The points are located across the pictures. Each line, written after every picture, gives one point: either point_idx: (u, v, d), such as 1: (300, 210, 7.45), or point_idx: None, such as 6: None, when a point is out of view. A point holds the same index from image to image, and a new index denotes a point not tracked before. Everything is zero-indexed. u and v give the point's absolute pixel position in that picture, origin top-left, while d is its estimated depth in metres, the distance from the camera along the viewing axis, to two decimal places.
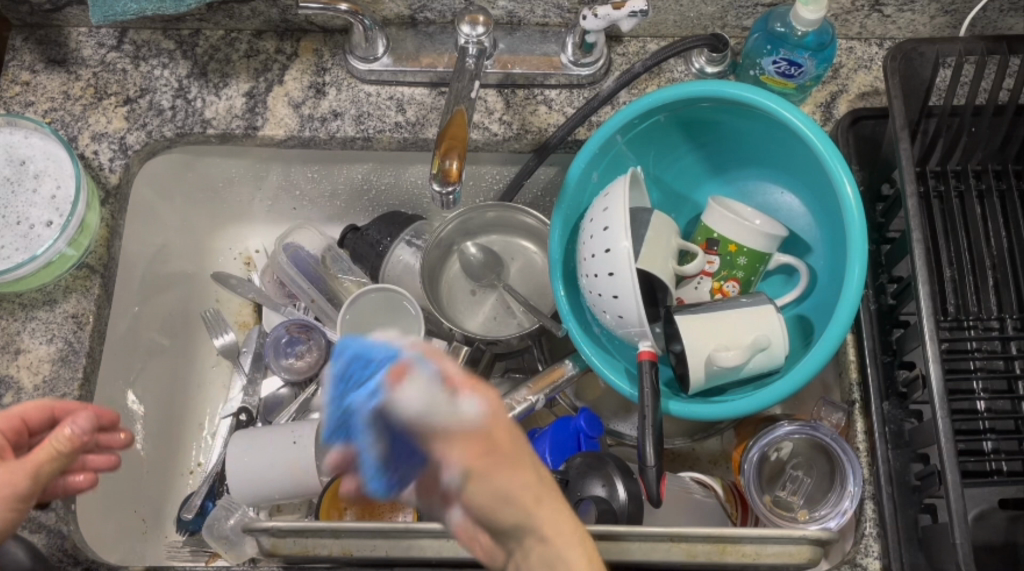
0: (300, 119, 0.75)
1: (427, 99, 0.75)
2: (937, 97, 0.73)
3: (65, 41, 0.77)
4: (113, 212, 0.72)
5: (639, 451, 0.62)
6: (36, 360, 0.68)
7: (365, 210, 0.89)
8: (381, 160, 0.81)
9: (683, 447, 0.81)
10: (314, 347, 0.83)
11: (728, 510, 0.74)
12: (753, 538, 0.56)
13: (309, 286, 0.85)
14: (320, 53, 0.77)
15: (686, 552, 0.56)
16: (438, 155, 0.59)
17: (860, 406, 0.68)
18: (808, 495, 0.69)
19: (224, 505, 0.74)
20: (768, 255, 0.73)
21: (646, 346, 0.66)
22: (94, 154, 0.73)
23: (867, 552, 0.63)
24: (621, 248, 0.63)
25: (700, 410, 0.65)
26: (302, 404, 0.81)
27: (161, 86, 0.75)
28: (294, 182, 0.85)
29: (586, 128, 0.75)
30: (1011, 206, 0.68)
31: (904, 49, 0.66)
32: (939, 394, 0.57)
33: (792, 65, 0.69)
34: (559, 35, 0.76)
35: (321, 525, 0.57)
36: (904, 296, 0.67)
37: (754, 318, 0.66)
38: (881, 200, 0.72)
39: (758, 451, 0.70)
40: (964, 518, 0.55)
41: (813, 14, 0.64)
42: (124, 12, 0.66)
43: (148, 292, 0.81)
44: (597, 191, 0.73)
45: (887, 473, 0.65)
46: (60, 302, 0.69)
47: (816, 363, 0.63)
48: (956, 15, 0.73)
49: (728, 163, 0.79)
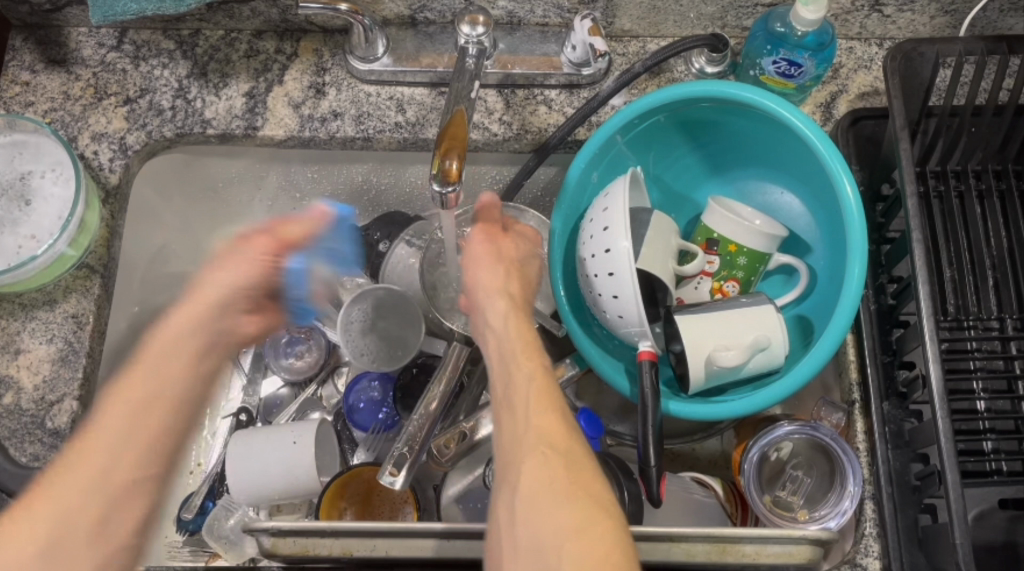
0: (300, 119, 0.75)
1: (427, 99, 0.76)
2: (937, 97, 0.73)
3: (65, 41, 0.77)
4: (113, 212, 0.72)
5: (640, 451, 0.62)
6: (36, 360, 0.68)
7: (365, 210, 0.89)
8: (380, 160, 0.81)
9: (682, 447, 0.81)
10: (313, 347, 0.86)
11: (728, 510, 0.74)
12: (754, 538, 0.57)
13: (308, 286, 0.83)
14: (320, 53, 0.77)
15: (685, 552, 0.56)
16: (438, 155, 0.58)
17: (860, 406, 0.68)
18: (808, 494, 0.69)
19: (224, 505, 0.75)
20: (768, 255, 0.73)
21: (647, 346, 0.65)
22: (94, 155, 0.73)
23: (867, 552, 0.63)
24: (620, 248, 0.63)
25: (700, 410, 0.65)
26: (301, 404, 0.82)
27: (161, 86, 0.75)
28: (295, 182, 0.85)
29: (586, 128, 0.75)
30: (1011, 206, 0.68)
31: (904, 49, 0.66)
32: (939, 393, 0.57)
33: (792, 65, 0.69)
34: (559, 35, 0.76)
35: (321, 525, 0.58)
36: (904, 297, 0.67)
37: (754, 317, 0.66)
38: (881, 200, 0.72)
39: (757, 451, 0.70)
40: (964, 518, 0.55)
41: (813, 14, 0.64)
42: (124, 12, 0.66)
43: (149, 292, 0.81)
44: (597, 191, 0.74)
45: (887, 473, 0.65)
46: (60, 302, 0.69)
47: (815, 363, 0.63)
48: (956, 15, 0.73)
49: (726, 162, 0.79)
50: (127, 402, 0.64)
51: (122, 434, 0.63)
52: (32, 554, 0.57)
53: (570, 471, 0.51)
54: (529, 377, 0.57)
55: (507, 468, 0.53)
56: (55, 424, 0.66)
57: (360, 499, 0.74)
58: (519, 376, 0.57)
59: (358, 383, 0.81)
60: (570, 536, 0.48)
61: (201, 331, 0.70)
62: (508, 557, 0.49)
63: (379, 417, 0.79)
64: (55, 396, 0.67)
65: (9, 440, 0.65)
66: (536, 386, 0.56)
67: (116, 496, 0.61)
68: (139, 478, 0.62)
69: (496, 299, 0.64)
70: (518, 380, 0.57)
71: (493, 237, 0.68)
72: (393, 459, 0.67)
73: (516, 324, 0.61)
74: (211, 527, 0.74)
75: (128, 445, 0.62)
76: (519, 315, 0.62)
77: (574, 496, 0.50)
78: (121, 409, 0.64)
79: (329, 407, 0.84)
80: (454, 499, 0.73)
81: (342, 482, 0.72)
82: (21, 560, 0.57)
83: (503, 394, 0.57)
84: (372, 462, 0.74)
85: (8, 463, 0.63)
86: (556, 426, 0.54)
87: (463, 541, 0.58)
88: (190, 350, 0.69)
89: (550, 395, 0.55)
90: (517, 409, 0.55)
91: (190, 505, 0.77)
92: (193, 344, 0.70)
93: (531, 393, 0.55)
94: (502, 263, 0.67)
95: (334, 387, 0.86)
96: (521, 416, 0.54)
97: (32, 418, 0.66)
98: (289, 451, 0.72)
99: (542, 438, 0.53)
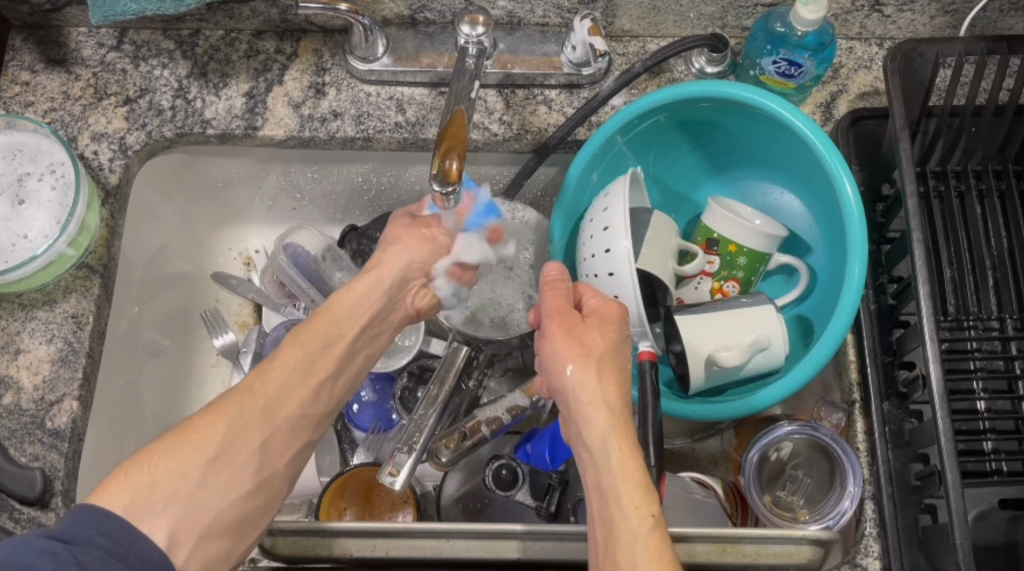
0: (300, 119, 0.75)
1: (427, 99, 0.76)
2: (937, 97, 0.73)
3: (65, 41, 0.77)
4: (113, 212, 0.72)
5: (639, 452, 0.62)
6: (36, 360, 0.68)
7: (365, 210, 0.89)
8: (380, 161, 0.81)
9: (682, 447, 0.81)
10: None
11: (728, 510, 0.74)
12: (753, 538, 0.57)
13: (309, 286, 0.83)
14: (320, 53, 0.77)
15: (685, 552, 0.56)
16: (438, 155, 0.58)
17: (860, 406, 0.68)
18: (808, 495, 0.69)
19: None
20: (768, 255, 0.73)
21: (647, 346, 0.64)
22: (94, 154, 0.73)
23: (867, 552, 0.62)
24: (620, 248, 0.63)
25: (699, 410, 0.66)
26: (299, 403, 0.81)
27: (161, 86, 0.75)
28: (295, 182, 0.85)
29: (586, 128, 0.74)
30: (1011, 206, 0.68)
31: (905, 49, 0.66)
32: (939, 394, 0.57)
33: (792, 65, 0.69)
34: (559, 35, 0.76)
35: (321, 525, 0.58)
36: (904, 297, 0.67)
37: (754, 318, 0.66)
38: (881, 200, 0.72)
39: (757, 451, 0.70)
40: (964, 518, 0.55)
41: (813, 14, 0.64)
42: (124, 12, 0.66)
43: (149, 292, 0.81)
44: (597, 191, 0.74)
45: (887, 473, 0.65)
46: (60, 302, 0.69)
47: (816, 363, 0.63)
48: (956, 15, 0.73)
49: (726, 162, 0.79)
50: (320, 337, 0.58)
51: (289, 381, 0.56)
52: (186, 486, 0.49)
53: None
54: (624, 465, 0.51)
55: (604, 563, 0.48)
56: (55, 424, 0.66)
57: (359, 499, 0.74)
58: (612, 459, 0.51)
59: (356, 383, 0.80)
60: None
61: (382, 293, 0.63)
62: None
63: (379, 416, 0.80)
64: (55, 396, 0.67)
65: (9, 440, 0.65)
66: (631, 477, 0.50)
67: (262, 449, 0.53)
68: (292, 423, 0.55)
69: (582, 369, 0.56)
70: (611, 466, 0.51)
71: (572, 329, 0.58)
72: (392, 460, 0.67)
73: (606, 391, 0.55)
74: None
75: (296, 387, 0.56)
76: (612, 387, 0.56)
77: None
78: (300, 349, 0.57)
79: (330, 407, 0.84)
80: (453, 500, 0.73)
81: (342, 482, 0.72)
82: (185, 485, 0.49)
83: (594, 476, 0.52)
84: (372, 462, 0.74)
85: (8, 463, 0.63)
86: (651, 524, 0.48)
87: (463, 541, 0.58)
88: (370, 311, 0.62)
89: (645, 489, 0.50)
90: (612, 503, 0.50)
91: None
92: (369, 306, 0.62)
93: (626, 483, 0.50)
94: (595, 327, 0.58)
95: None
96: (628, 539, 0.48)
97: (31, 418, 0.66)
98: None
99: (639, 542, 0.47)
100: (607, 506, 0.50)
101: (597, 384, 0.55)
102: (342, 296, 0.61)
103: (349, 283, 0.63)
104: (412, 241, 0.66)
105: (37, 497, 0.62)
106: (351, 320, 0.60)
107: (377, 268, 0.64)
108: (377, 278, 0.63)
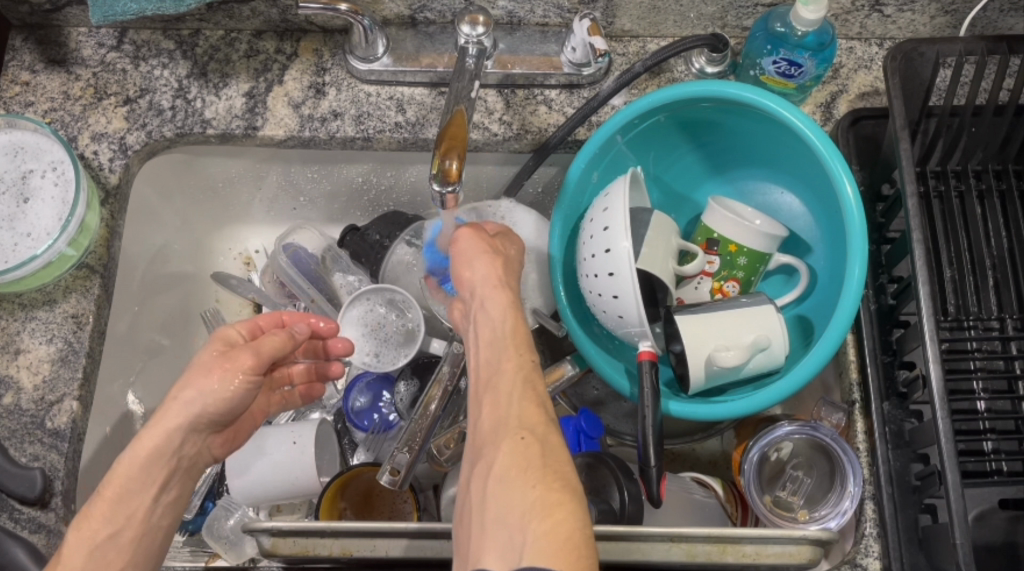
0: (300, 119, 0.75)
1: (427, 99, 0.75)
2: (937, 97, 0.73)
3: (65, 41, 0.77)
4: (113, 212, 0.72)
5: (639, 452, 0.62)
6: (36, 360, 0.68)
7: (365, 210, 0.89)
8: (380, 161, 0.81)
9: (682, 447, 0.81)
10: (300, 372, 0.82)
11: (728, 510, 0.74)
12: (754, 539, 0.56)
13: (310, 287, 0.84)
14: (320, 53, 0.77)
15: (685, 552, 0.56)
16: (438, 155, 0.58)
17: (860, 406, 0.68)
18: (808, 495, 0.69)
19: (224, 505, 0.76)
20: (768, 255, 0.73)
21: (646, 346, 0.65)
22: (94, 155, 0.73)
23: (867, 552, 0.63)
24: (621, 249, 0.63)
25: (699, 410, 0.66)
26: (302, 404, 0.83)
27: (161, 86, 0.75)
28: (295, 182, 0.85)
29: (586, 128, 0.75)
30: (1011, 206, 0.68)
31: (905, 49, 0.66)
32: (939, 393, 0.57)
33: (792, 65, 0.69)
34: (559, 35, 0.76)
35: (320, 525, 0.57)
36: (904, 297, 0.67)
37: (754, 318, 0.66)
38: (881, 200, 0.72)
39: (757, 451, 0.70)
40: (964, 518, 0.54)
41: (813, 14, 0.63)
42: (124, 12, 0.66)
43: (149, 292, 0.81)
44: (597, 191, 0.74)
45: (887, 473, 0.65)
46: (60, 302, 0.69)
47: (816, 363, 0.63)
48: (956, 15, 0.73)
49: (726, 162, 0.79)
50: (143, 468, 0.57)
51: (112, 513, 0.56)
52: None
53: (546, 457, 0.48)
54: (510, 326, 0.55)
55: (480, 449, 0.50)
56: (55, 424, 0.66)
57: (359, 499, 0.74)
58: (499, 322, 0.55)
59: (355, 386, 0.81)
60: (533, 519, 0.44)
61: (194, 422, 0.58)
62: (480, 537, 0.46)
63: (379, 417, 0.79)
64: (55, 396, 0.67)
65: (9, 439, 0.65)
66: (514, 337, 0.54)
67: None
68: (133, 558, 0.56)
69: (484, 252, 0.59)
70: (499, 327, 0.55)
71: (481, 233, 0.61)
72: (392, 459, 0.68)
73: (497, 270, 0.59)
74: (211, 527, 0.74)
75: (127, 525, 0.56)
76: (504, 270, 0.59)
77: (544, 477, 0.46)
78: (124, 477, 0.56)
79: (329, 407, 0.85)
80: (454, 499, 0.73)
81: (342, 483, 0.72)
82: None
83: (486, 341, 0.55)
84: (371, 462, 0.74)
85: (8, 463, 0.63)
86: (533, 412, 0.50)
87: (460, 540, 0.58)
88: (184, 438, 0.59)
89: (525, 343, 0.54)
90: (493, 396, 0.52)
91: (190, 506, 0.78)
92: (185, 432, 0.58)
93: (514, 380, 0.52)
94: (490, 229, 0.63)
95: (334, 387, 0.85)
96: (504, 396, 0.51)
97: (31, 418, 0.66)
98: (289, 449, 0.73)
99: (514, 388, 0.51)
100: (490, 366, 0.53)
101: (488, 262, 0.59)
102: (156, 429, 0.58)
103: (136, 440, 0.58)
104: (214, 377, 0.58)
105: (38, 497, 0.62)
106: (139, 492, 0.57)
107: (165, 411, 0.58)
108: (176, 411, 0.58)
